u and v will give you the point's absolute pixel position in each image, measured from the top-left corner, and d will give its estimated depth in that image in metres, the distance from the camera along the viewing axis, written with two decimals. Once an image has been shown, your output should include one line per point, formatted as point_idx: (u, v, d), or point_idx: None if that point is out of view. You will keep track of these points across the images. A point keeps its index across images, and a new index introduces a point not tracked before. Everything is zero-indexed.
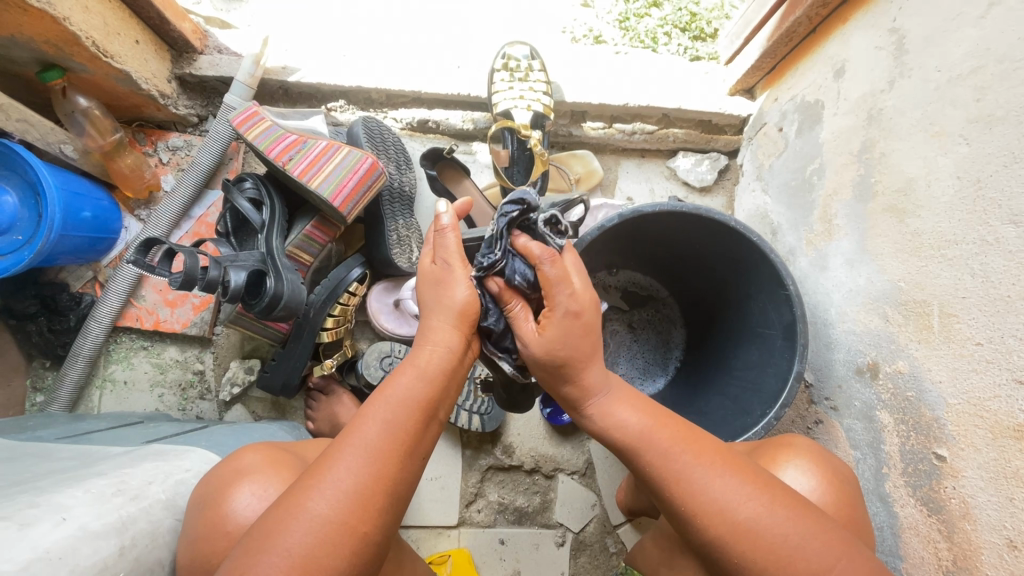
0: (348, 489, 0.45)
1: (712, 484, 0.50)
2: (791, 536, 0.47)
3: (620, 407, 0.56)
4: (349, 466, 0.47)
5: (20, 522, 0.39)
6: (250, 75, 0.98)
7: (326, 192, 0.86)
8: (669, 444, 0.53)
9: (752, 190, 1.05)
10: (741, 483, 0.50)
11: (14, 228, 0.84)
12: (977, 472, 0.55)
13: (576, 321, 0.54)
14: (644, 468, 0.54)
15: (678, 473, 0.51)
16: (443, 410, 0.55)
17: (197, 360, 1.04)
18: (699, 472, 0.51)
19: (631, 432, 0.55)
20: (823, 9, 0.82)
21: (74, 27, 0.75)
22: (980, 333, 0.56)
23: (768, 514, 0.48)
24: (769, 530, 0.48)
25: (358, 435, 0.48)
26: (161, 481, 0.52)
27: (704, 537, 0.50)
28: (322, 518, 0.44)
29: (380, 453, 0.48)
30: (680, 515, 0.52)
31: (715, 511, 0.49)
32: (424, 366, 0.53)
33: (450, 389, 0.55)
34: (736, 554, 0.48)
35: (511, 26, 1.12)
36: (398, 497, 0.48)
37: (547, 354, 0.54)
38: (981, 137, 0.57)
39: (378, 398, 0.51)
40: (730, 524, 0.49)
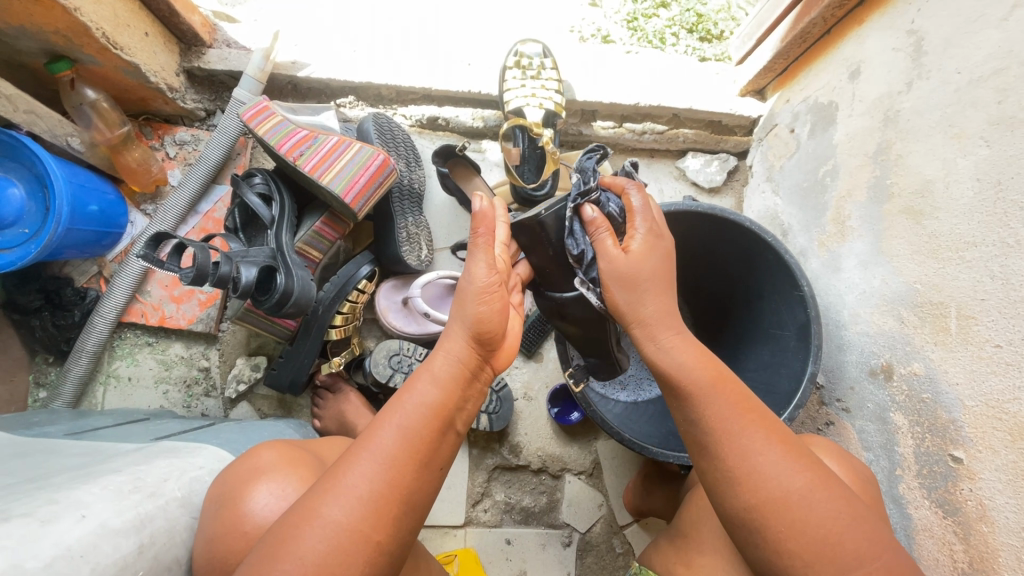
0: (363, 497, 0.45)
1: (767, 457, 0.50)
2: (838, 521, 0.47)
3: (677, 368, 0.54)
4: (365, 472, 0.46)
5: (40, 519, 0.38)
6: (260, 69, 0.97)
7: (337, 188, 0.85)
8: (728, 412, 0.52)
9: (761, 192, 1.05)
10: (794, 461, 0.50)
11: (20, 221, 0.82)
12: (995, 474, 0.55)
13: (659, 244, 0.58)
14: (697, 429, 0.53)
15: (737, 436, 0.51)
16: (462, 420, 0.53)
17: (202, 356, 1.03)
18: (754, 444, 0.50)
19: (701, 383, 0.53)
20: (838, 11, 0.82)
21: (84, 18, 0.74)
22: (1000, 335, 0.56)
23: (820, 495, 0.48)
24: (818, 510, 0.47)
25: (374, 441, 0.47)
26: (176, 478, 0.51)
27: (747, 508, 0.49)
28: (336, 526, 0.43)
29: (395, 461, 0.46)
30: (722, 486, 0.51)
31: (766, 482, 0.49)
32: (439, 372, 0.51)
33: (468, 396, 0.53)
34: (779, 528, 0.48)
35: (520, 24, 1.12)
36: (414, 506, 0.47)
37: (634, 267, 0.56)
38: (1002, 139, 0.57)
39: (395, 403, 0.50)
40: (778, 498, 0.48)
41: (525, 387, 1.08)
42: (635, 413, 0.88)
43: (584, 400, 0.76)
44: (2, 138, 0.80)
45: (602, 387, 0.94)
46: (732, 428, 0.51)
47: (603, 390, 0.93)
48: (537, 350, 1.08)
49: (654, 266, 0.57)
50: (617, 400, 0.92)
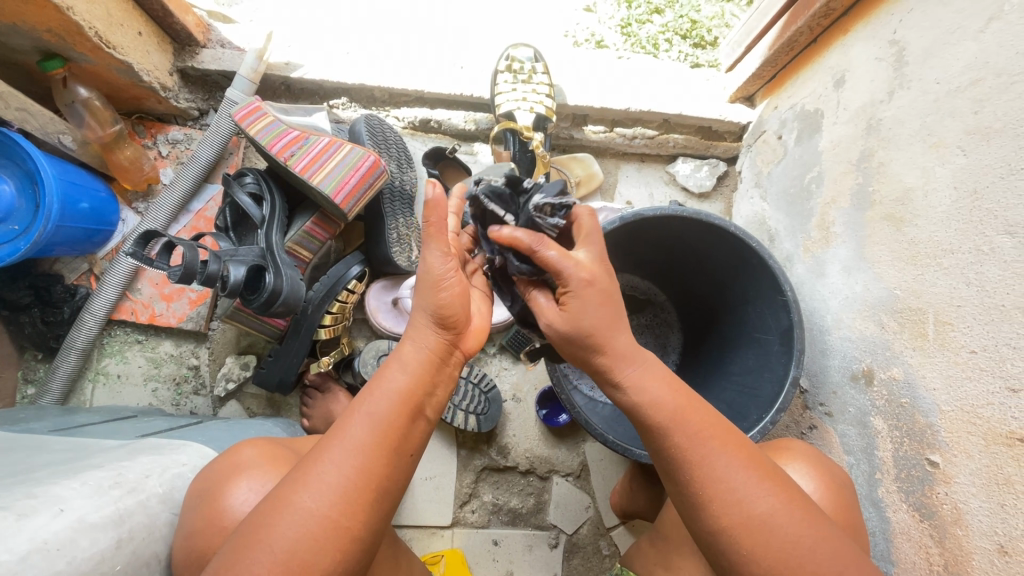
0: (335, 484, 0.45)
1: (735, 482, 0.50)
2: (801, 542, 0.48)
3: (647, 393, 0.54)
4: (337, 461, 0.46)
5: (18, 513, 0.38)
6: (253, 69, 0.97)
7: (328, 189, 0.85)
8: (693, 437, 0.52)
9: (750, 197, 1.06)
10: (758, 485, 0.50)
11: (10, 217, 0.83)
12: (969, 477, 0.56)
13: (592, 290, 0.51)
14: (664, 454, 0.54)
15: (702, 461, 0.51)
16: (433, 407, 0.53)
17: (191, 355, 1.03)
18: (718, 467, 0.51)
19: (665, 413, 0.53)
20: (824, 20, 0.83)
21: (77, 17, 0.75)
22: (975, 341, 0.57)
23: (784, 518, 0.49)
24: (782, 532, 0.48)
25: (344, 431, 0.48)
26: (158, 475, 0.51)
27: (713, 528, 0.50)
28: (308, 513, 0.44)
29: (366, 449, 0.47)
30: (690, 505, 0.52)
31: (733, 504, 0.49)
32: (407, 359, 0.51)
33: (438, 383, 0.53)
34: (743, 549, 0.49)
35: (514, 28, 1.13)
36: (386, 492, 0.47)
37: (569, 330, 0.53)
38: (979, 149, 0.58)
39: (366, 392, 0.50)
40: (742, 521, 0.49)
41: (514, 389, 1.09)
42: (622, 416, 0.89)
43: (568, 403, 0.76)
44: None
45: (589, 389, 0.95)
46: (698, 453, 0.52)
47: (590, 392, 0.94)
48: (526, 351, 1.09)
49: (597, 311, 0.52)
50: (604, 402, 0.93)
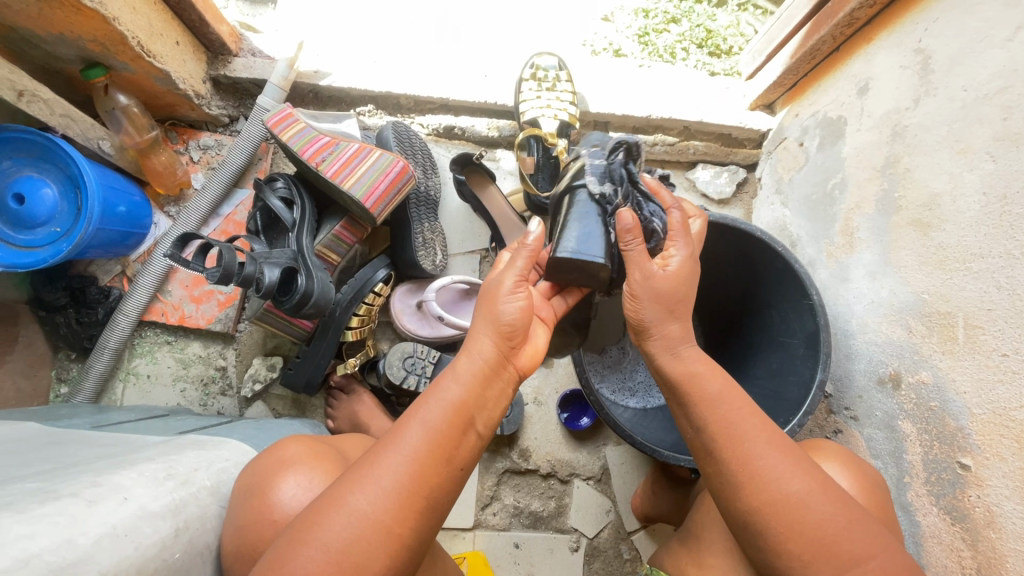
0: (387, 489, 0.46)
1: (770, 460, 0.51)
2: (836, 523, 0.48)
3: (701, 374, 0.57)
4: (391, 466, 0.47)
5: (87, 499, 0.40)
6: (284, 77, 1.00)
7: (358, 193, 0.87)
8: (737, 413, 0.54)
9: (771, 203, 1.06)
10: (794, 463, 0.51)
11: (52, 220, 0.85)
12: (1002, 480, 0.56)
13: (693, 261, 0.59)
14: (704, 434, 0.55)
15: (742, 438, 0.53)
16: (484, 423, 0.53)
17: (219, 356, 1.05)
18: (758, 441, 0.52)
19: (708, 391, 0.56)
20: (847, 29, 0.85)
21: (122, 27, 0.77)
22: (1006, 344, 0.57)
23: (819, 499, 0.49)
24: (816, 511, 0.49)
25: (401, 438, 0.49)
26: (206, 468, 0.53)
27: (746, 508, 0.51)
28: (361, 515, 0.45)
29: (419, 456, 0.48)
30: (724, 486, 0.53)
31: (768, 481, 0.50)
32: (461, 371, 0.53)
33: (493, 397, 0.54)
34: (780, 526, 0.49)
35: (534, 37, 1.15)
36: (435, 502, 0.48)
37: (674, 283, 0.57)
38: (1007, 155, 0.59)
39: (422, 400, 0.51)
40: (778, 497, 0.50)
41: (535, 392, 1.09)
42: (646, 417, 0.90)
43: (596, 403, 0.77)
44: (38, 140, 0.83)
45: (612, 393, 0.95)
46: (738, 434, 0.53)
47: (612, 396, 0.95)
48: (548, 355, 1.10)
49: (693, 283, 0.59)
50: (627, 406, 0.94)
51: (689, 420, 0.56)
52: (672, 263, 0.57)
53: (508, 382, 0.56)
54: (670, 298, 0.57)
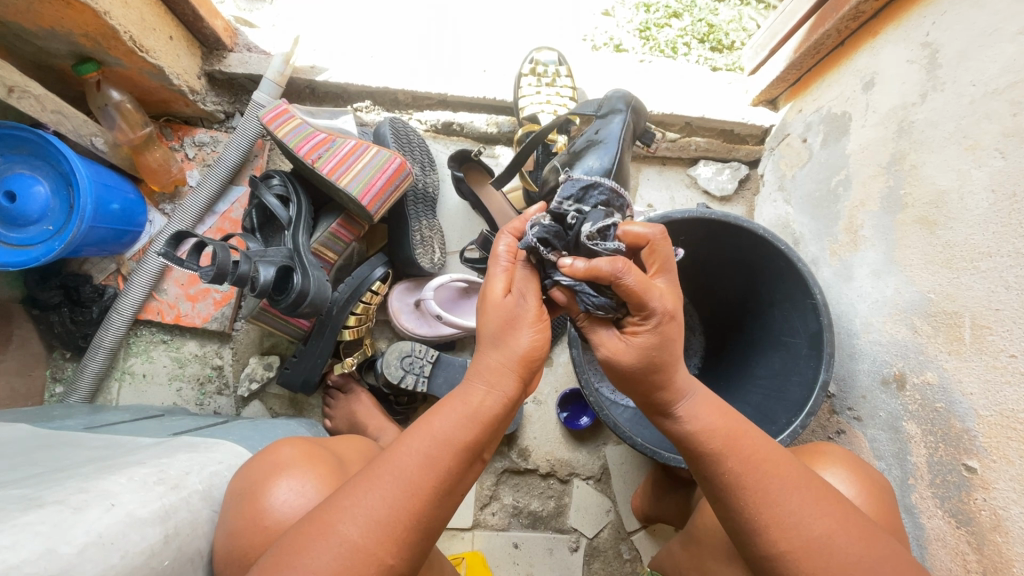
0: (383, 521, 0.45)
1: (789, 506, 0.50)
2: (861, 565, 0.47)
3: (703, 422, 0.54)
4: (387, 497, 0.46)
5: (72, 506, 0.39)
6: (279, 73, 0.98)
7: (355, 191, 0.86)
8: (747, 461, 0.52)
9: (773, 201, 1.05)
10: (813, 504, 0.50)
11: (44, 218, 0.84)
12: (1009, 484, 0.55)
13: (670, 323, 0.50)
14: (716, 483, 0.53)
15: (759, 486, 0.51)
16: (488, 450, 0.53)
17: (215, 355, 1.04)
18: (777, 485, 0.51)
19: (714, 442, 0.53)
20: (852, 23, 0.83)
21: (113, 21, 0.76)
22: (1015, 345, 0.56)
23: (843, 541, 0.48)
24: (841, 553, 0.47)
25: (400, 467, 0.47)
26: (197, 472, 0.52)
27: (768, 554, 0.50)
28: (350, 545, 0.44)
29: (419, 491, 0.46)
30: (741, 531, 0.52)
31: (788, 528, 0.49)
32: (471, 400, 0.50)
33: (499, 422, 0.52)
34: (804, 571, 0.48)
35: (533, 32, 1.13)
36: (428, 529, 0.47)
37: (640, 362, 0.51)
38: (1017, 151, 0.57)
39: (423, 425, 0.49)
40: (800, 543, 0.48)
41: (535, 391, 1.08)
42: (646, 417, 0.89)
43: (596, 404, 0.76)
44: (29, 137, 0.82)
45: (612, 393, 0.94)
46: (752, 482, 0.51)
47: (612, 395, 0.94)
48: (547, 354, 1.09)
49: (673, 349, 0.52)
50: (628, 405, 0.93)
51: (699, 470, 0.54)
52: (639, 336, 0.51)
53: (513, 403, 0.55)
54: (642, 374, 0.52)
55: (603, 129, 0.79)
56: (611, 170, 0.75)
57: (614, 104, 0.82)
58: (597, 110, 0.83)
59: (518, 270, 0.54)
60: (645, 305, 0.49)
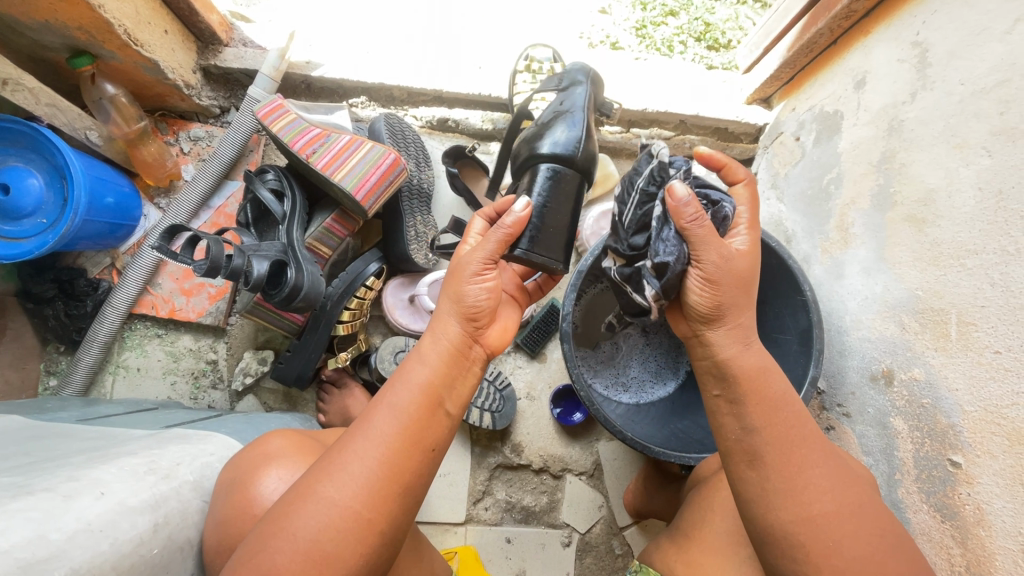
0: (357, 476, 0.45)
1: (821, 469, 0.51)
2: (883, 540, 0.48)
3: (760, 372, 0.54)
4: (361, 455, 0.46)
5: (62, 495, 0.39)
6: (275, 68, 0.98)
7: (349, 186, 0.86)
8: (793, 419, 0.53)
9: (766, 199, 1.06)
10: (839, 479, 0.50)
11: (38, 211, 0.84)
12: (993, 478, 0.56)
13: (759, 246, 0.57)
14: (756, 436, 0.52)
15: (798, 447, 0.51)
16: (457, 403, 0.52)
17: (210, 349, 1.04)
18: (811, 449, 0.51)
19: (772, 394, 0.53)
20: (845, 21, 0.84)
21: (107, 14, 0.76)
22: (999, 341, 0.56)
23: (867, 514, 0.49)
24: (865, 524, 0.48)
25: (368, 423, 0.48)
26: (188, 463, 0.52)
27: (795, 517, 0.49)
28: (328, 503, 0.45)
29: (388, 441, 0.47)
30: (768, 492, 0.50)
31: (824, 492, 0.49)
32: (426, 354, 0.52)
33: (463, 378, 0.53)
34: (830, 537, 0.48)
35: (529, 28, 1.13)
36: (409, 486, 0.47)
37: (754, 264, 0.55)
38: (1004, 150, 0.58)
39: (391, 384, 0.51)
40: (831, 505, 0.49)
41: (528, 387, 1.09)
42: (637, 414, 0.89)
43: (587, 399, 0.76)
44: (23, 130, 0.82)
45: (605, 389, 0.95)
46: (797, 438, 0.52)
47: (605, 391, 0.94)
48: (541, 350, 1.09)
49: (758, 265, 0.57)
50: (620, 401, 0.93)
51: (739, 420, 0.53)
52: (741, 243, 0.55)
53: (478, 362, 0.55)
54: (738, 278, 0.53)
55: (569, 99, 0.74)
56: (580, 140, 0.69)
57: (575, 76, 0.77)
58: (557, 84, 0.78)
59: (491, 233, 0.56)
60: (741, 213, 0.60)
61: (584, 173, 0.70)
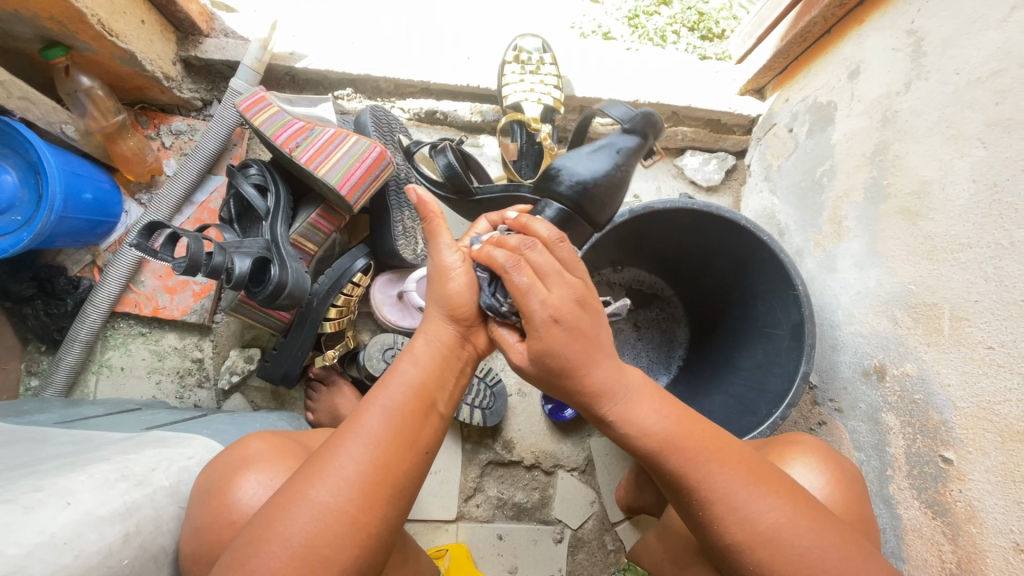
0: (350, 477, 0.45)
1: (736, 497, 0.48)
2: (810, 553, 0.46)
3: (641, 420, 0.51)
4: (355, 456, 0.45)
5: (24, 506, 0.38)
6: (256, 59, 0.95)
7: (333, 180, 0.84)
8: (695, 453, 0.50)
9: (759, 191, 1.04)
10: (758, 498, 0.48)
11: (13, 208, 0.82)
12: (985, 475, 0.55)
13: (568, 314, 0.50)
14: (662, 479, 0.51)
15: (701, 484, 0.49)
16: (446, 404, 0.52)
17: (195, 348, 1.02)
18: (721, 480, 0.49)
19: (655, 442, 0.51)
20: (839, 10, 0.82)
21: (79, 4, 0.73)
22: (993, 337, 0.56)
23: (790, 530, 0.47)
24: (790, 543, 0.47)
25: (359, 423, 0.47)
26: (164, 468, 0.51)
27: (721, 545, 0.49)
28: (322, 506, 0.43)
29: (380, 441, 0.46)
30: (693, 522, 0.51)
31: (735, 523, 0.48)
32: (419, 355, 0.52)
33: (451, 380, 0.53)
34: (758, 563, 0.47)
35: (520, 18, 1.11)
36: (403, 489, 0.47)
37: (540, 369, 0.52)
38: (999, 141, 0.57)
39: (380, 387, 0.50)
40: (750, 535, 0.48)
41: (520, 383, 1.08)
42: None
43: None
44: None
45: None
46: (698, 476, 0.50)
47: None
48: None
49: (567, 347, 0.50)
50: None
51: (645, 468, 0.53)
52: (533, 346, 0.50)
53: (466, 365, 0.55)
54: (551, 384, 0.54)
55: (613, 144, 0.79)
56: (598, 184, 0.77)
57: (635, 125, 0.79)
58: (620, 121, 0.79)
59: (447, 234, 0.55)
60: (553, 281, 0.51)
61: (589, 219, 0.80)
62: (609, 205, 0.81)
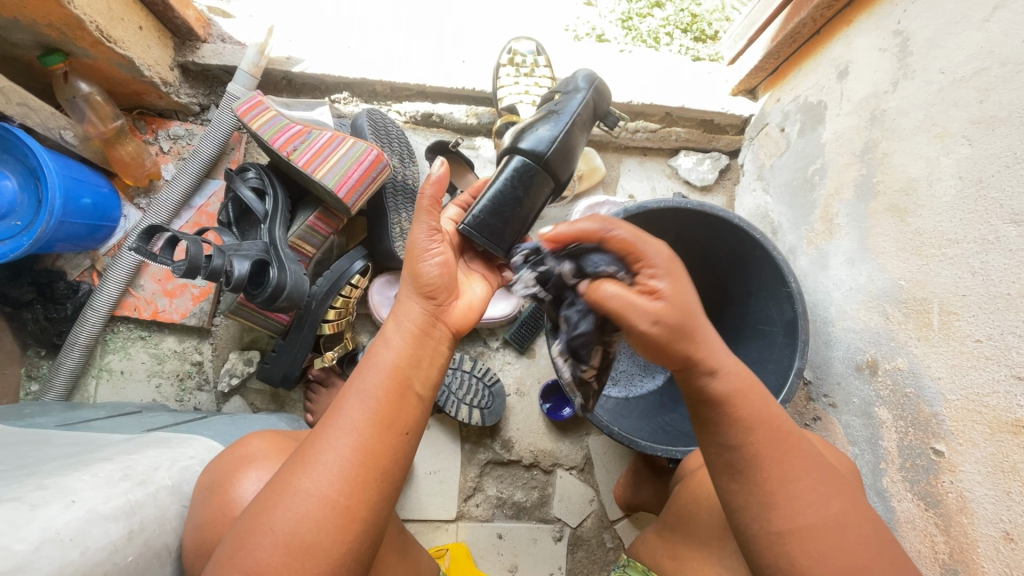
0: (327, 464, 0.45)
1: (810, 484, 0.47)
2: (869, 549, 0.46)
3: (736, 388, 0.47)
4: (334, 444, 0.46)
5: (30, 504, 0.39)
6: (254, 64, 0.97)
7: (331, 183, 0.85)
8: (777, 434, 0.48)
9: (752, 190, 1.05)
10: (828, 490, 0.47)
11: (13, 213, 0.83)
12: (975, 466, 0.56)
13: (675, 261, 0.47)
14: (736, 452, 0.48)
15: (780, 463, 0.47)
16: (426, 381, 0.52)
17: (195, 351, 1.03)
18: (796, 466, 0.47)
19: (746, 414, 0.47)
20: (827, 11, 0.83)
21: (77, 11, 0.74)
22: (980, 330, 0.57)
23: (854, 523, 0.46)
24: (853, 536, 0.46)
25: (335, 411, 0.48)
26: (167, 467, 0.52)
27: (779, 531, 0.46)
28: (302, 493, 0.44)
29: (355, 426, 0.47)
30: (747, 504, 0.47)
31: (806, 507, 0.46)
32: (388, 337, 0.52)
33: (428, 357, 0.52)
34: (818, 554, 0.45)
35: (514, 21, 1.12)
36: (385, 470, 0.47)
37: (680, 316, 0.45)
38: (983, 138, 0.58)
39: (354, 373, 0.50)
40: (817, 523, 0.45)
41: (518, 383, 1.09)
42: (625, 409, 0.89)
43: None
44: None
45: None
46: (777, 455, 0.47)
47: None
48: (530, 346, 1.09)
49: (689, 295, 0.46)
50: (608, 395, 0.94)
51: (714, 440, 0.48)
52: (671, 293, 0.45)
53: (445, 340, 0.55)
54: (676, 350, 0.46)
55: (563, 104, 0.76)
56: (560, 140, 0.70)
57: (577, 83, 0.81)
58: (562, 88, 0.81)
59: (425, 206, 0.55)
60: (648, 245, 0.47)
61: (551, 173, 0.69)
62: (569, 164, 0.72)
